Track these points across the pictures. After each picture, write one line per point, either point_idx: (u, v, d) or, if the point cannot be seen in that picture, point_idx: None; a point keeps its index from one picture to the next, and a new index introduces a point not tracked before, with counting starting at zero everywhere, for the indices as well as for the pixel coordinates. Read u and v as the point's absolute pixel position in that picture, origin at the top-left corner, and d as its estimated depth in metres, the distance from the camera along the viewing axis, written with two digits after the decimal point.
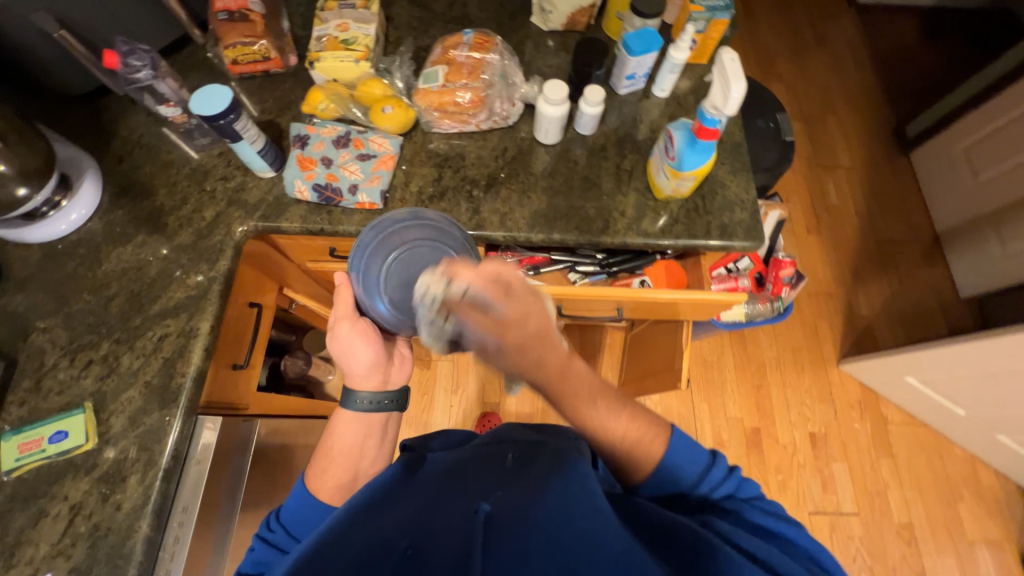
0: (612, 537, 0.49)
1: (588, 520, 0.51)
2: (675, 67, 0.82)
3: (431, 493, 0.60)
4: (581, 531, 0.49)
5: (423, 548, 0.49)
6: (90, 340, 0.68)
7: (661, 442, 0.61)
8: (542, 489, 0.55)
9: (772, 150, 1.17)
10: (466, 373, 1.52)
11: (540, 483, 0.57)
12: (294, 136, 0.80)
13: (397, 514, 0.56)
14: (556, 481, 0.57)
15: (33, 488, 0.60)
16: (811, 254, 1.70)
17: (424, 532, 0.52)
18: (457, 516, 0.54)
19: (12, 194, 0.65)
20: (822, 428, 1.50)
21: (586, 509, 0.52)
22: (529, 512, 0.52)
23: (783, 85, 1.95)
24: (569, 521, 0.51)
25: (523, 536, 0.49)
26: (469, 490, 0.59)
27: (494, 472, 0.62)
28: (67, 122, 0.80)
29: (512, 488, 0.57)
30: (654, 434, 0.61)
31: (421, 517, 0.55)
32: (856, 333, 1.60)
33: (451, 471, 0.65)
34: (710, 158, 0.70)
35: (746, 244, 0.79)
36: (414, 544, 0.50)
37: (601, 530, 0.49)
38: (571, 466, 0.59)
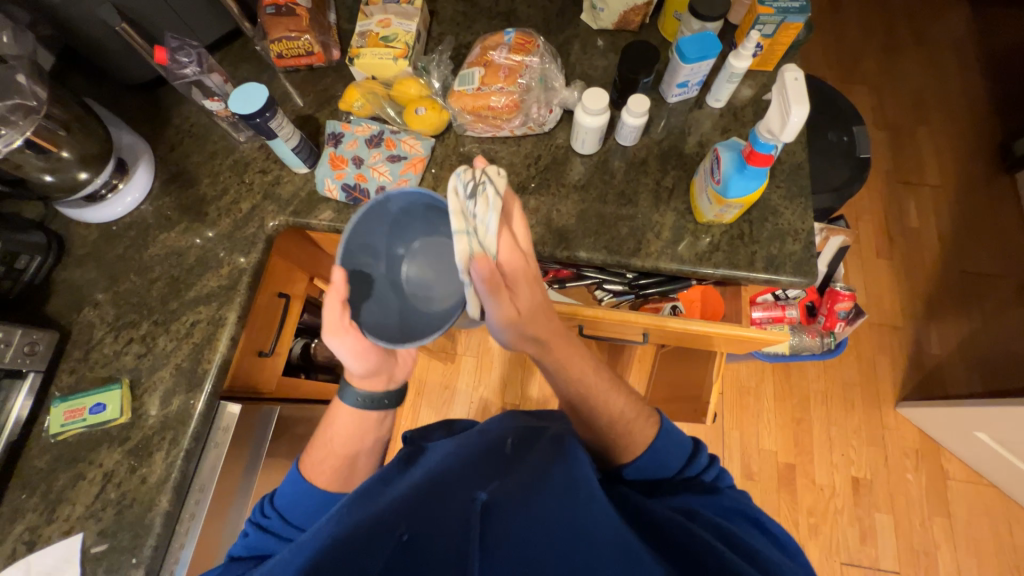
0: (613, 534, 0.48)
1: (590, 518, 0.49)
2: (733, 76, 0.74)
3: (429, 477, 0.58)
4: (586, 531, 0.48)
5: (421, 538, 0.47)
6: (132, 319, 0.73)
7: (651, 426, 0.66)
8: (544, 482, 0.53)
9: (843, 168, 1.05)
10: (489, 370, 1.52)
11: (542, 473, 0.55)
12: (328, 133, 0.80)
13: (396, 498, 0.55)
14: (558, 474, 0.55)
15: (75, 452, 0.66)
16: (880, 281, 1.53)
17: (423, 517, 0.50)
18: (457, 502, 0.52)
19: (74, 178, 0.70)
20: (867, 474, 1.37)
21: (587, 503, 0.51)
22: (530, 505, 0.50)
23: (868, 89, 1.74)
24: (571, 517, 0.49)
25: (525, 526, 0.48)
26: (468, 478, 0.56)
27: (492, 463, 0.60)
28: (129, 109, 0.85)
29: (512, 480, 0.55)
30: (648, 414, 0.67)
31: (420, 500, 0.54)
32: (922, 374, 1.44)
33: (450, 456, 0.63)
34: (762, 184, 0.64)
35: (794, 280, 0.71)
36: (413, 533, 0.48)
37: (602, 528, 0.48)
38: (571, 456, 0.58)
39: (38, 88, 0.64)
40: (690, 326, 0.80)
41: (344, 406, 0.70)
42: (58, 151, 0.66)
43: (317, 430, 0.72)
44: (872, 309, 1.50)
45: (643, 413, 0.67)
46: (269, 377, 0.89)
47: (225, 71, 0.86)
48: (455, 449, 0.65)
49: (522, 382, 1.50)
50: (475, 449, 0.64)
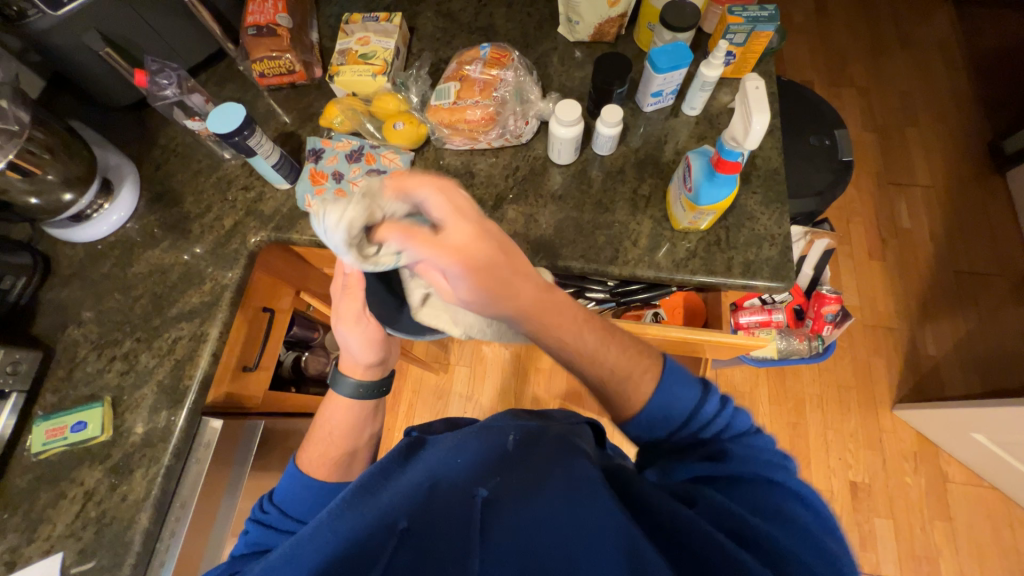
0: (613, 527, 0.45)
1: (591, 509, 0.47)
2: (705, 85, 0.75)
3: (429, 469, 0.58)
4: (586, 522, 0.46)
5: (418, 529, 0.49)
6: (115, 336, 0.74)
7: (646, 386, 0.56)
8: (545, 480, 0.52)
9: (825, 172, 1.06)
10: (482, 379, 1.51)
11: (545, 468, 0.54)
12: (309, 149, 0.81)
13: (397, 491, 0.55)
14: (559, 467, 0.54)
15: (56, 471, 0.67)
16: (872, 283, 1.52)
17: (422, 509, 0.51)
18: (457, 495, 0.53)
19: (58, 199, 0.71)
20: (866, 478, 1.35)
21: (588, 492, 0.50)
22: (532, 503, 0.50)
23: (856, 92, 1.75)
24: (572, 508, 0.48)
25: (521, 522, 0.48)
26: (473, 472, 0.56)
27: (493, 453, 0.59)
28: (116, 130, 0.86)
29: (514, 474, 0.54)
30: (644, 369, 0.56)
31: (420, 492, 0.54)
32: (918, 376, 1.42)
33: (451, 447, 0.61)
34: (732, 191, 0.64)
35: (772, 284, 0.72)
36: (410, 522, 0.50)
37: (605, 518, 0.46)
38: (576, 451, 0.57)
39: (20, 112, 0.65)
40: (670, 332, 0.81)
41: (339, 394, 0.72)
42: (43, 174, 0.67)
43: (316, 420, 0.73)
44: (865, 311, 1.49)
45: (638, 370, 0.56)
46: (255, 391, 0.89)
47: (210, 91, 0.88)
48: (456, 438, 0.63)
49: (515, 391, 1.50)
50: (474, 435, 0.62)
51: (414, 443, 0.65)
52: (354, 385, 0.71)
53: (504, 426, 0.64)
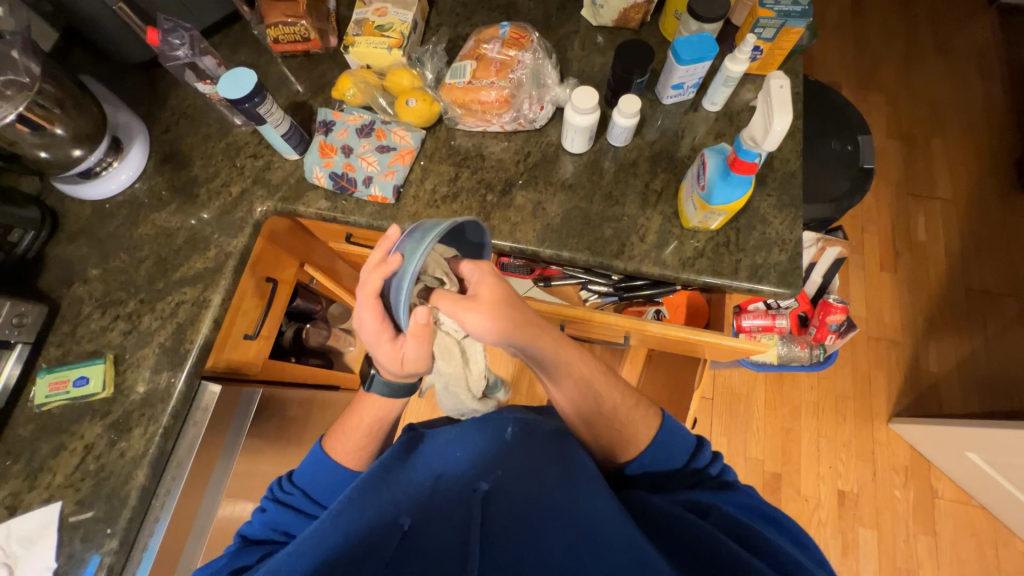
0: (616, 520, 0.47)
1: (591, 502, 0.50)
2: (729, 80, 0.73)
3: (429, 465, 0.60)
4: (587, 513, 0.49)
5: (423, 525, 0.51)
6: (119, 296, 0.75)
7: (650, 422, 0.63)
8: (543, 483, 0.53)
9: (844, 178, 1.03)
10: None
11: (544, 464, 0.56)
12: (320, 121, 0.80)
13: (399, 485, 0.56)
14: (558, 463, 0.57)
15: (58, 423, 0.68)
16: (881, 294, 1.50)
17: (424, 507, 0.53)
18: (458, 491, 0.55)
19: (68, 154, 0.71)
20: (854, 487, 1.35)
21: (583, 482, 0.53)
22: (535, 494, 0.52)
23: (884, 97, 1.70)
24: (573, 500, 0.51)
25: (524, 526, 0.49)
26: (473, 468, 0.57)
27: (493, 446, 0.60)
28: (127, 88, 0.86)
29: (513, 468, 0.56)
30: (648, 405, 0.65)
31: (424, 488, 0.56)
32: (918, 391, 1.41)
33: (451, 438, 0.62)
34: (746, 192, 0.63)
35: (777, 290, 0.71)
36: (414, 520, 0.52)
37: (607, 513, 0.48)
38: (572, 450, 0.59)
39: (31, 63, 0.65)
40: (671, 331, 0.81)
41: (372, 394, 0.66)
42: (53, 128, 0.67)
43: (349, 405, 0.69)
44: (871, 323, 1.47)
45: (641, 409, 0.64)
46: (255, 359, 0.90)
47: (223, 55, 0.87)
48: (456, 430, 0.63)
49: None
50: (474, 426, 0.63)
51: (416, 437, 0.65)
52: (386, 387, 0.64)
53: (502, 418, 0.65)
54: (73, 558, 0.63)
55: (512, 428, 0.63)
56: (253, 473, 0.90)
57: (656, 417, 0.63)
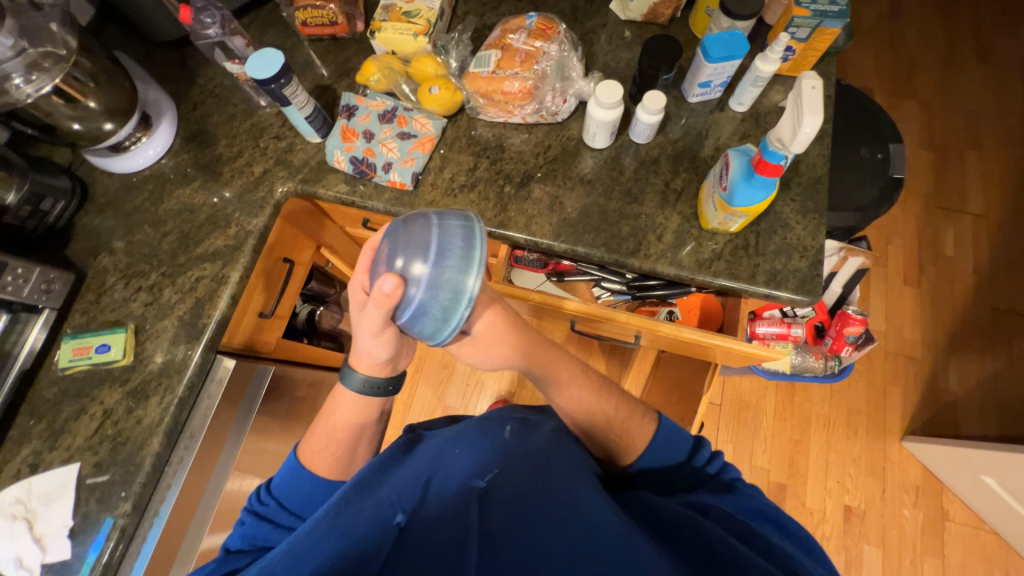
0: (611, 518, 0.48)
1: (587, 500, 0.50)
2: (758, 81, 0.71)
3: (427, 462, 0.59)
4: (586, 511, 0.48)
5: (417, 522, 0.51)
6: (143, 268, 0.77)
7: (646, 425, 0.65)
8: (542, 481, 0.52)
9: (871, 187, 1.00)
10: None
11: (543, 462, 0.56)
12: (343, 105, 0.81)
13: (394, 484, 0.56)
14: (559, 463, 0.56)
15: (80, 387, 0.71)
16: (903, 308, 1.46)
17: (420, 505, 0.53)
18: (454, 491, 0.53)
19: (99, 128, 0.73)
20: (862, 503, 1.32)
21: (577, 478, 0.54)
22: (534, 489, 0.51)
23: (919, 106, 1.64)
24: (572, 499, 0.50)
25: (523, 527, 0.48)
26: (471, 466, 0.56)
27: (491, 445, 0.59)
28: (158, 66, 0.87)
29: (513, 464, 0.55)
30: (643, 413, 0.66)
31: (420, 484, 0.55)
32: (935, 410, 1.38)
33: (446, 440, 0.62)
34: (769, 195, 0.62)
35: (795, 297, 0.69)
36: (409, 517, 0.52)
37: (601, 510, 0.49)
38: (570, 451, 0.59)
39: (68, 36, 0.65)
40: (683, 333, 0.80)
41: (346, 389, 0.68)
42: (86, 101, 0.69)
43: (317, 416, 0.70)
44: (890, 338, 1.44)
45: (638, 412, 0.66)
46: (269, 337, 0.92)
47: (252, 36, 0.88)
48: (454, 429, 0.64)
49: None
50: (471, 426, 0.63)
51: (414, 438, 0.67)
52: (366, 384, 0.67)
53: (500, 418, 0.65)
54: (88, 518, 0.66)
55: (510, 425, 0.63)
56: (261, 449, 0.92)
57: (653, 419, 0.65)
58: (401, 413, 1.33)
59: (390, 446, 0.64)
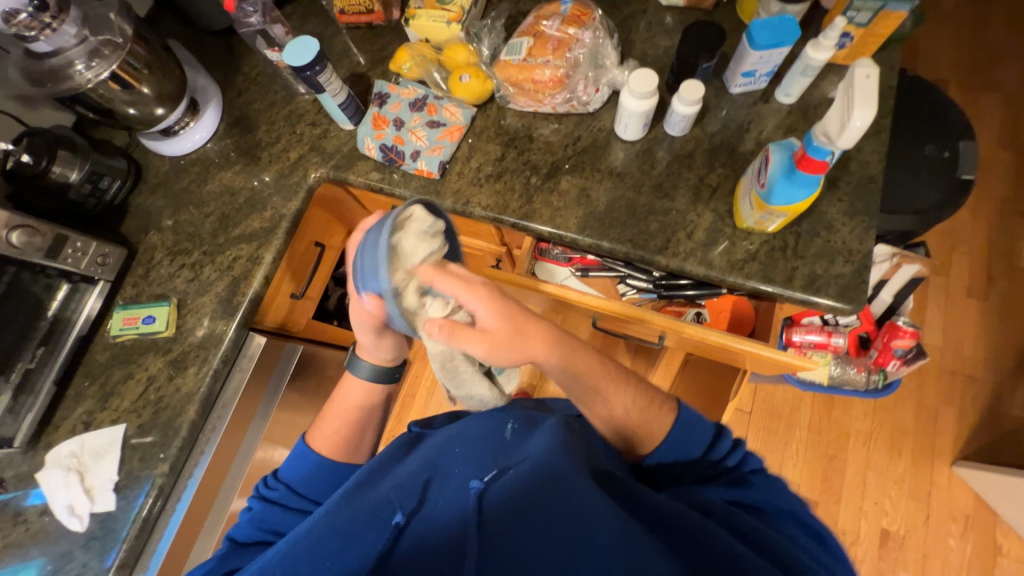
0: (609, 516, 0.46)
1: (584, 497, 0.48)
2: (808, 69, 0.66)
3: (429, 461, 0.59)
4: (580, 510, 0.47)
5: (417, 521, 0.51)
6: (186, 246, 0.82)
7: (664, 418, 0.62)
8: (540, 478, 0.51)
9: (935, 189, 0.92)
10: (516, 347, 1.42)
11: (541, 457, 0.54)
12: (376, 93, 0.82)
13: (393, 481, 0.57)
14: (556, 459, 0.53)
15: (128, 354, 0.77)
16: (964, 323, 1.33)
17: (419, 504, 0.53)
18: (451, 493, 0.53)
19: (151, 113, 0.78)
20: (901, 528, 1.24)
21: (573, 472, 0.51)
22: (532, 491, 0.50)
23: (999, 100, 1.48)
24: (566, 496, 0.49)
25: (516, 528, 0.47)
26: (470, 465, 0.56)
27: (491, 446, 0.59)
28: (207, 53, 0.91)
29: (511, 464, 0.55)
30: (662, 400, 0.64)
31: (419, 484, 0.56)
32: (994, 435, 1.26)
33: (450, 437, 0.63)
34: (812, 193, 0.57)
35: (836, 305, 0.65)
36: (408, 515, 0.52)
37: (597, 509, 0.47)
38: (569, 444, 0.57)
39: (125, 25, 0.69)
40: (709, 336, 0.77)
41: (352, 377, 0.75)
42: (140, 87, 0.73)
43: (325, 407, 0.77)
44: (947, 353, 1.32)
45: (649, 404, 0.63)
46: (298, 317, 0.96)
47: (294, 24, 0.90)
48: (455, 428, 0.65)
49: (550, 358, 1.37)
50: (472, 424, 0.64)
51: (415, 437, 0.68)
52: (369, 372, 0.74)
53: (503, 415, 0.66)
54: (131, 475, 0.71)
55: (511, 424, 0.64)
56: (288, 423, 0.96)
57: (671, 413, 0.63)
58: (424, 399, 1.36)
59: (391, 446, 0.66)
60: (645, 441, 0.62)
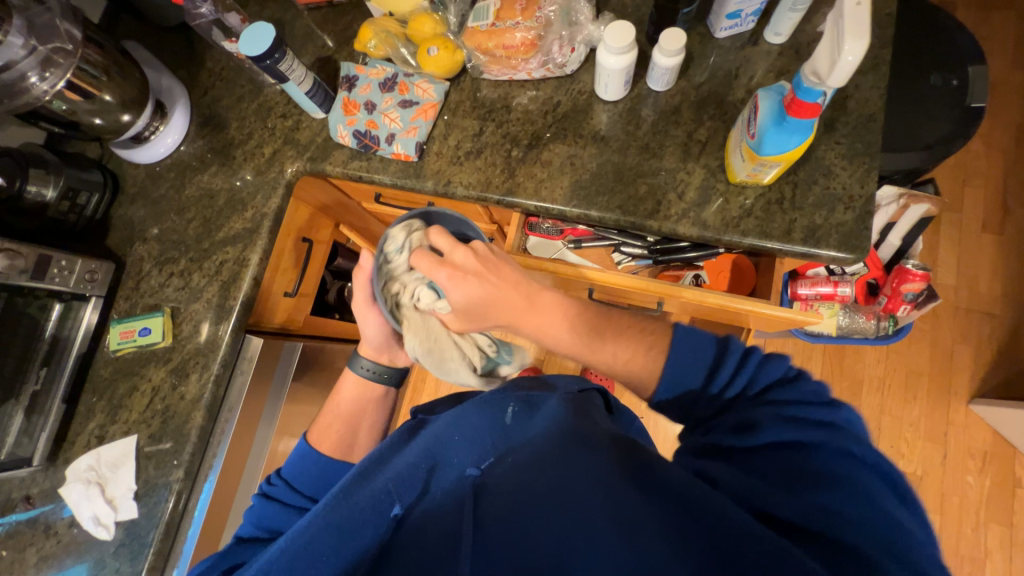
0: (606, 505, 0.45)
1: (579, 479, 0.48)
2: (797, 3, 0.61)
3: (428, 447, 0.58)
4: (579, 503, 0.46)
5: (416, 512, 0.53)
6: (173, 254, 0.81)
7: (657, 351, 0.59)
8: (536, 465, 0.52)
9: (943, 121, 0.86)
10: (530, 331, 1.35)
11: (540, 447, 0.54)
12: (343, 76, 0.78)
13: (392, 469, 0.56)
14: (556, 449, 0.53)
15: (130, 367, 0.77)
16: (978, 259, 1.29)
17: (418, 496, 0.54)
18: (448, 482, 0.55)
19: (118, 120, 0.75)
20: (918, 470, 1.23)
21: (576, 460, 0.50)
22: (529, 479, 0.50)
23: (1013, 17, 1.38)
24: (568, 488, 0.48)
25: (513, 515, 0.48)
26: (468, 453, 0.57)
27: (490, 432, 0.59)
28: (168, 51, 0.88)
29: (512, 454, 0.55)
30: (650, 345, 0.60)
31: (418, 474, 0.56)
32: (1011, 371, 1.24)
33: (450, 421, 0.61)
34: (806, 138, 0.54)
35: (838, 255, 0.62)
36: (407, 508, 0.53)
37: (596, 500, 0.45)
38: (572, 428, 0.55)
39: (72, 28, 0.67)
40: (708, 298, 0.75)
41: (352, 374, 0.80)
42: (102, 96, 0.71)
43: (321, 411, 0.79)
44: (961, 292, 1.28)
45: None
46: (295, 315, 0.96)
47: (252, 11, 0.86)
48: (455, 412, 0.63)
49: None
50: (473, 407, 0.62)
51: (417, 423, 0.67)
52: (368, 369, 0.79)
53: (503, 397, 0.65)
54: (149, 483, 0.73)
55: (512, 407, 0.63)
56: (298, 418, 0.97)
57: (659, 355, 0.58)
58: (433, 383, 1.37)
59: (392, 433, 0.64)
60: (646, 383, 0.58)
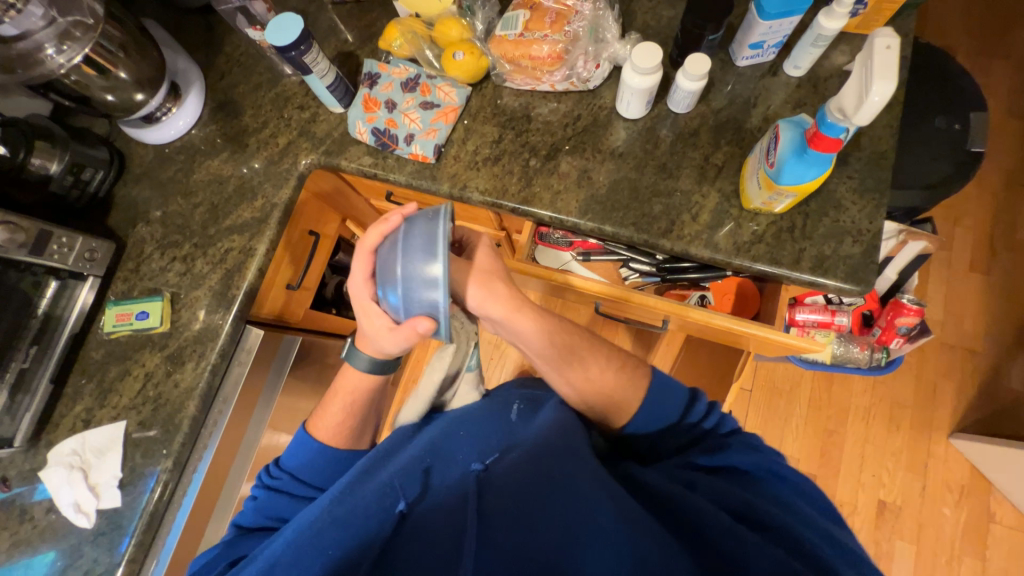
0: (606, 502, 0.46)
1: (580, 478, 0.50)
2: (820, 40, 0.63)
3: (430, 447, 0.59)
4: (579, 504, 0.47)
5: (419, 507, 0.51)
6: (176, 238, 0.79)
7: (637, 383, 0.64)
8: (541, 458, 0.53)
9: (945, 163, 0.89)
10: None
11: (541, 443, 0.55)
12: (365, 73, 0.78)
13: (396, 465, 0.57)
14: (560, 446, 0.54)
15: (124, 351, 0.75)
16: (965, 296, 1.33)
17: (421, 492, 0.53)
18: (454, 475, 0.54)
19: (132, 99, 0.73)
20: (897, 499, 1.26)
21: (572, 453, 0.54)
22: (537, 473, 0.51)
23: (1008, 66, 1.44)
24: (563, 481, 0.50)
25: (518, 506, 0.48)
26: (473, 448, 0.58)
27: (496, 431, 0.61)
28: (185, 33, 0.87)
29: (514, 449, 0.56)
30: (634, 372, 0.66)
31: (420, 471, 0.55)
32: (992, 408, 1.27)
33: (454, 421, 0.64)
34: (823, 172, 0.55)
35: (844, 286, 0.63)
36: (411, 504, 0.52)
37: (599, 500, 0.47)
38: (570, 429, 0.59)
39: (95, 4, 0.66)
40: (714, 319, 0.76)
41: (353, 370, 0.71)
42: (116, 71, 0.69)
43: (329, 391, 0.75)
44: (948, 328, 1.32)
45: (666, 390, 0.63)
46: (295, 308, 0.95)
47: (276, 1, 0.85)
48: (460, 414, 0.66)
49: None
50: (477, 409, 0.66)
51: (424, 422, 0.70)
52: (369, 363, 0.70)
53: (507, 398, 0.69)
54: (135, 471, 0.71)
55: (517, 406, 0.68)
56: (289, 412, 0.96)
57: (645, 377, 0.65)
58: None
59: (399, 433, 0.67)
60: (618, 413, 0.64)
